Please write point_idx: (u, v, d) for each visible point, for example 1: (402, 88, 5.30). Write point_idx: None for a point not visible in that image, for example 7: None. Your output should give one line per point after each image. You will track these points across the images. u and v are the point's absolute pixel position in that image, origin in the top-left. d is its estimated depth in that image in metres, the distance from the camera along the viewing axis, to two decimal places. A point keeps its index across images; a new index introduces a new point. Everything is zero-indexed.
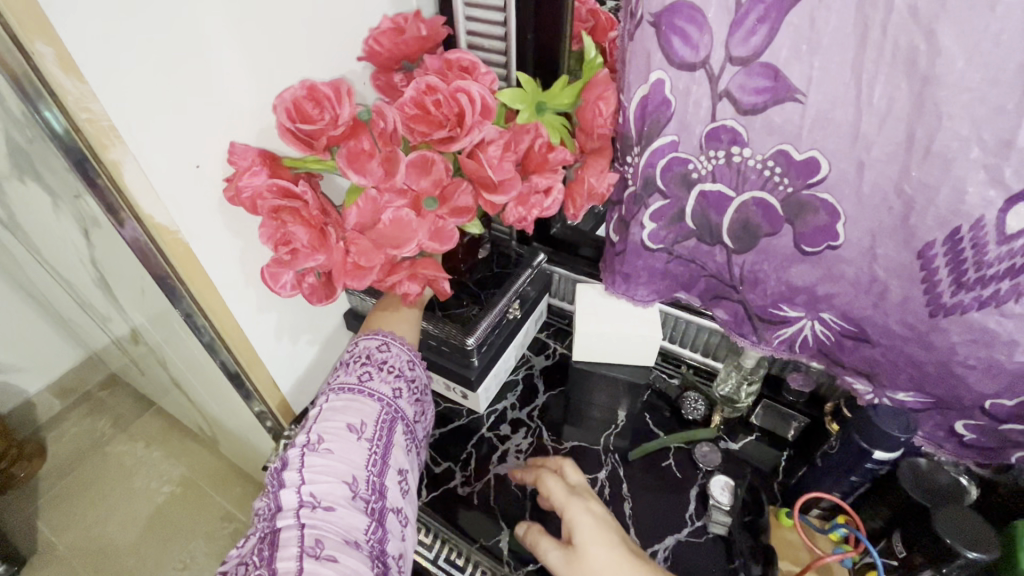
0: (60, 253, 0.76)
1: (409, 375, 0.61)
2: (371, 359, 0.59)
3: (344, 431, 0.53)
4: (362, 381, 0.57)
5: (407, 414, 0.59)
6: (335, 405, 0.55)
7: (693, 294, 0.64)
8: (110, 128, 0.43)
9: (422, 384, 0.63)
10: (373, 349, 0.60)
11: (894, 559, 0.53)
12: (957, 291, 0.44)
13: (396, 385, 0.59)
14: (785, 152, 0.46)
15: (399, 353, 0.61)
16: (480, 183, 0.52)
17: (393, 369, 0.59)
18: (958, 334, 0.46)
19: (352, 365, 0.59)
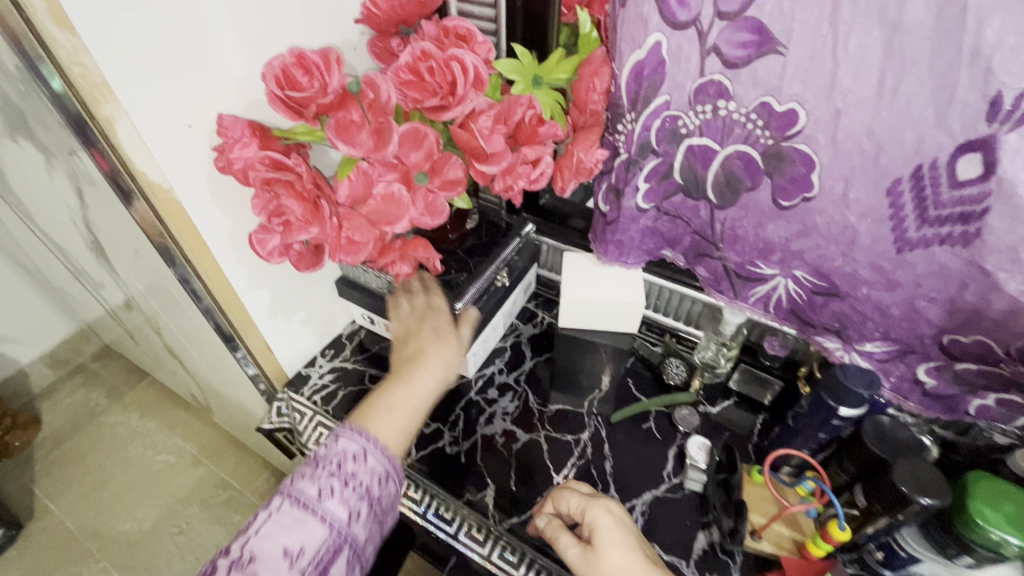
0: (53, 215, 0.76)
1: (377, 493, 0.50)
2: (341, 471, 0.48)
3: (280, 560, 0.44)
4: (320, 497, 0.47)
5: (359, 540, 0.49)
6: (278, 522, 0.45)
7: (678, 251, 0.69)
8: (103, 84, 0.44)
9: (387, 503, 0.51)
10: (347, 456, 0.49)
11: (856, 509, 0.55)
12: (921, 226, 0.49)
13: (358, 508, 0.48)
14: (768, 105, 0.50)
15: (373, 469, 0.49)
16: (471, 153, 0.54)
17: (359, 489, 0.48)
18: (922, 268, 0.51)
19: (314, 471, 0.48)
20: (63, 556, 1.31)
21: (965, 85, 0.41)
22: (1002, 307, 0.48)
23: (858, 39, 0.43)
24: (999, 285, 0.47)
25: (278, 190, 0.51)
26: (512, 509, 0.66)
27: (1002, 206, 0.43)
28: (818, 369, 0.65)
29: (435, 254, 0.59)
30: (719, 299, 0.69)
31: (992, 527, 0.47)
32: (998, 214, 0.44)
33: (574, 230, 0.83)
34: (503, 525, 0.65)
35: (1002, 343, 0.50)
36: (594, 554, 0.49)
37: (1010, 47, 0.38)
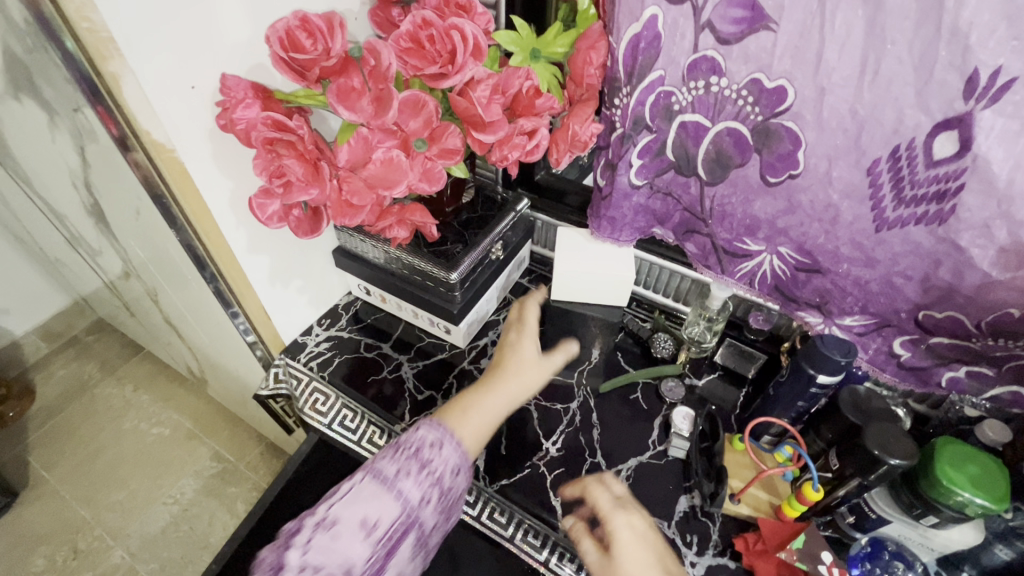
0: (52, 180, 0.77)
1: (446, 484, 0.56)
2: (417, 456, 0.56)
3: (357, 524, 0.52)
4: (397, 477, 0.54)
5: (426, 523, 0.56)
6: (361, 490, 0.54)
7: (669, 228, 0.70)
8: (109, 39, 0.44)
9: (455, 495, 0.58)
10: (426, 442, 0.57)
11: (829, 472, 0.58)
12: (898, 206, 0.51)
13: (426, 493, 0.55)
14: (758, 81, 0.52)
15: (446, 459, 0.56)
16: (469, 121, 0.55)
17: (430, 474, 0.56)
18: (899, 245, 0.53)
19: (397, 453, 0.56)
20: (58, 523, 1.33)
21: (944, 64, 0.42)
22: (973, 282, 0.51)
23: (845, 17, 0.45)
24: (971, 261, 0.50)
25: (280, 151, 0.52)
26: (502, 472, 0.68)
27: (975, 183, 0.45)
28: (799, 343, 0.67)
29: (432, 220, 0.61)
30: (706, 275, 0.72)
31: (961, 490, 0.49)
32: (970, 192, 0.46)
33: (570, 208, 0.84)
34: (491, 486, 0.67)
35: (973, 317, 0.53)
36: (611, 562, 0.50)
37: (986, 27, 0.39)
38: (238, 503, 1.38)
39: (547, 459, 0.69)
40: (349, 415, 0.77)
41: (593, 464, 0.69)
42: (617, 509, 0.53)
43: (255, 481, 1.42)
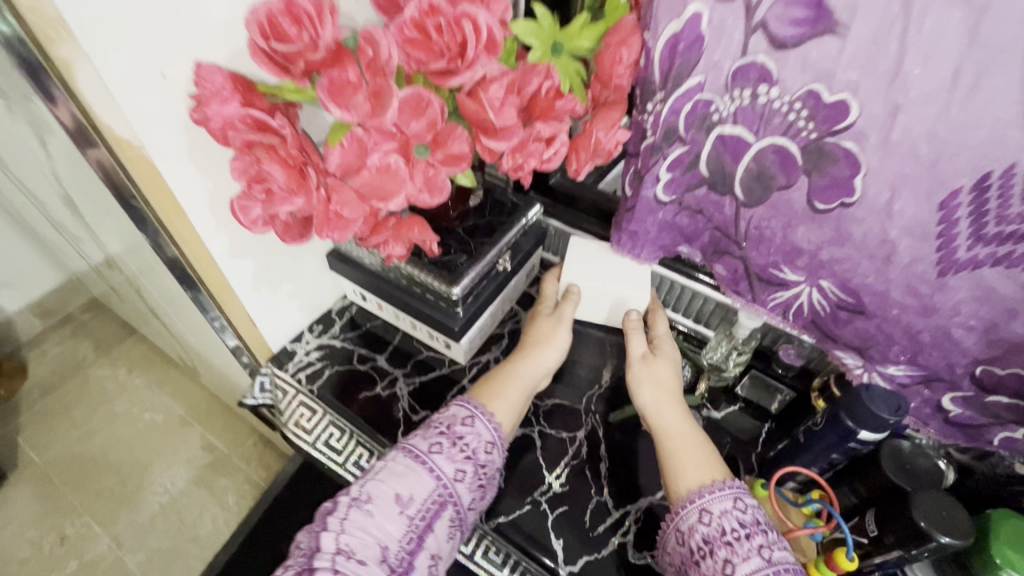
0: (24, 163, 0.71)
1: (480, 459, 0.56)
2: (449, 431, 0.56)
3: (391, 500, 0.51)
4: (430, 452, 0.54)
5: (462, 500, 0.54)
6: (394, 467, 0.53)
7: (696, 248, 0.64)
8: (58, 21, 0.38)
9: (491, 472, 0.57)
10: (457, 419, 0.57)
11: (865, 537, 0.52)
12: (974, 244, 0.44)
13: (461, 467, 0.55)
14: (816, 93, 0.44)
15: (479, 433, 0.57)
16: (479, 125, 0.48)
17: (464, 449, 0.55)
18: (965, 291, 0.46)
19: (430, 430, 0.57)
20: (46, 507, 1.31)
21: None
22: None
23: (932, 26, 0.37)
24: None
25: (260, 154, 0.45)
26: (500, 508, 0.62)
27: None
28: (833, 384, 0.61)
29: (434, 237, 0.54)
30: (732, 299, 0.65)
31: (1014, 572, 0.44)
32: None
33: (589, 214, 0.77)
34: (489, 523, 0.62)
35: None
36: (654, 359, 0.63)
37: None
38: (228, 495, 1.35)
39: (550, 494, 0.64)
40: (335, 433, 0.72)
41: (599, 502, 0.63)
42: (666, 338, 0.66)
43: (247, 472, 1.38)
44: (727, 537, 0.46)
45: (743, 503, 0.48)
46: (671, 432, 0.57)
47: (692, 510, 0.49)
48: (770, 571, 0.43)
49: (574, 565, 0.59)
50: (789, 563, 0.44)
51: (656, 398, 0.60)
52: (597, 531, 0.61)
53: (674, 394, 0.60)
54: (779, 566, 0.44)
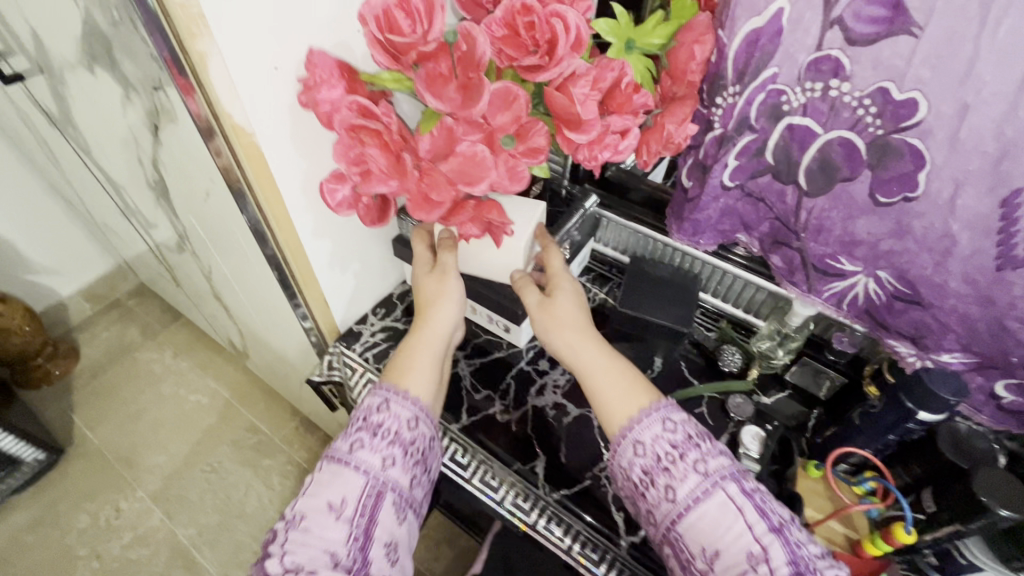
0: (115, 151, 0.76)
1: (404, 438, 0.59)
2: (369, 425, 0.58)
3: (325, 509, 0.53)
4: (351, 451, 0.56)
5: (400, 482, 0.57)
6: (324, 477, 0.55)
7: (754, 237, 0.66)
8: (199, 16, 0.41)
9: (422, 443, 0.61)
10: (372, 409, 0.59)
11: (922, 512, 0.54)
12: None
13: (387, 453, 0.57)
14: (886, 90, 0.46)
15: (397, 415, 0.59)
16: (563, 117, 0.51)
17: (386, 435, 0.58)
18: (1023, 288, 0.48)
19: (351, 431, 0.59)
20: (100, 481, 1.37)
21: None
22: None
23: (1008, 30, 0.40)
24: None
25: (362, 137, 0.49)
26: (562, 481, 0.66)
27: None
28: (886, 370, 0.63)
29: (508, 220, 0.57)
30: (790, 292, 0.68)
31: None
32: None
33: (644, 207, 0.80)
34: (552, 496, 0.65)
35: None
36: (551, 302, 0.61)
37: None
38: (273, 475, 1.40)
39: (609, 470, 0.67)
40: None
41: None
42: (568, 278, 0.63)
43: (290, 454, 1.44)
44: (663, 464, 0.49)
45: (668, 425, 0.51)
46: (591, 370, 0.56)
47: (626, 445, 0.52)
48: (708, 484, 0.48)
49: (635, 536, 0.62)
50: (724, 471, 0.48)
51: (562, 342, 0.58)
52: None
53: (579, 330, 0.59)
54: (715, 476, 0.48)
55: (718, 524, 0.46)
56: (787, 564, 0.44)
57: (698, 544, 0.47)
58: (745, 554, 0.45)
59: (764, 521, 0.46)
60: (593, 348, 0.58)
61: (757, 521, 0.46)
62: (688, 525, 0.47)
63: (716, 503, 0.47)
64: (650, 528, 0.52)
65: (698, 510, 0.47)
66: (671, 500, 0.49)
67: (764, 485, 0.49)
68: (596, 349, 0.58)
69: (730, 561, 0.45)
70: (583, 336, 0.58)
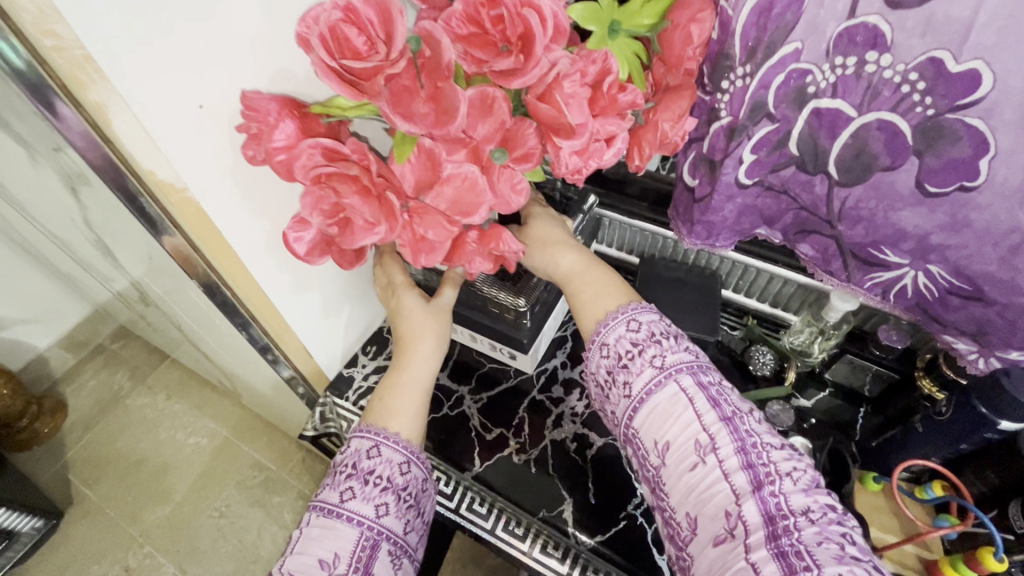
0: (49, 208, 0.67)
1: (399, 482, 0.53)
2: (357, 470, 0.52)
3: (314, 569, 0.47)
4: (342, 502, 0.51)
5: (394, 530, 0.52)
6: (312, 532, 0.49)
7: (776, 229, 0.56)
8: (84, 59, 0.33)
9: (416, 487, 0.55)
10: (361, 454, 0.53)
11: (1012, 534, 0.51)
12: None
13: (381, 501, 0.52)
14: (938, 61, 0.37)
15: (389, 459, 0.53)
16: (549, 127, 0.42)
17: (378, 481, 0.52)
18: None
19: (338, 477, 0.53)
20: (106, 541, 1.31)
21: None
22: None
23: None
24: None
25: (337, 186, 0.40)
26: (595, 525, 0.60)
27: None
28: (943, 364, 0.54)
29: (518, 244, 0.50)
30: (826, 282, 0.57)
31: None
32: None
33: (644, 200, 0.71)
34: (584, 543, 0.59)
35: None
36: (526, 230, 0.59)
37: None
38: (285, 513, 1.35)
39: (645, 506, 0.61)
40: None
41: None
42: (537, 206, 0.63)
43: (300, 488, 1.38)
44: (623, 361, 0.47)
45: (636, 323, 0.49)
46: (575, 269, 0.55)
47: (593, 348, 0.50)
48: (661, 376, 0.45)
49: None
50: (681, 363, 0.46)
51: (551, 254, 0.57)
52: None
53: (564, 243, 0.57)
54: (671, 369, 0.45)
55: (667, 416, 0.44)
56: (736, 454, 0.41)
57: (650, 438, 0.45)
58: (692, 444, 0.43)
59: (715, 411, 0.43)
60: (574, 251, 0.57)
61: (707, 412, 0.43)
62: (642, 417, 0.46)
63: (667, 396, 0.45)
64: (615, 429, 0.50)
65: (649, 404, 0.45)
66: (628, 398, 0.47)
67: (726, 382, 0.47)
68: (577, 252, 0.57)
69: (680, 454, 0.43)
70: (564, 241, 0.58)
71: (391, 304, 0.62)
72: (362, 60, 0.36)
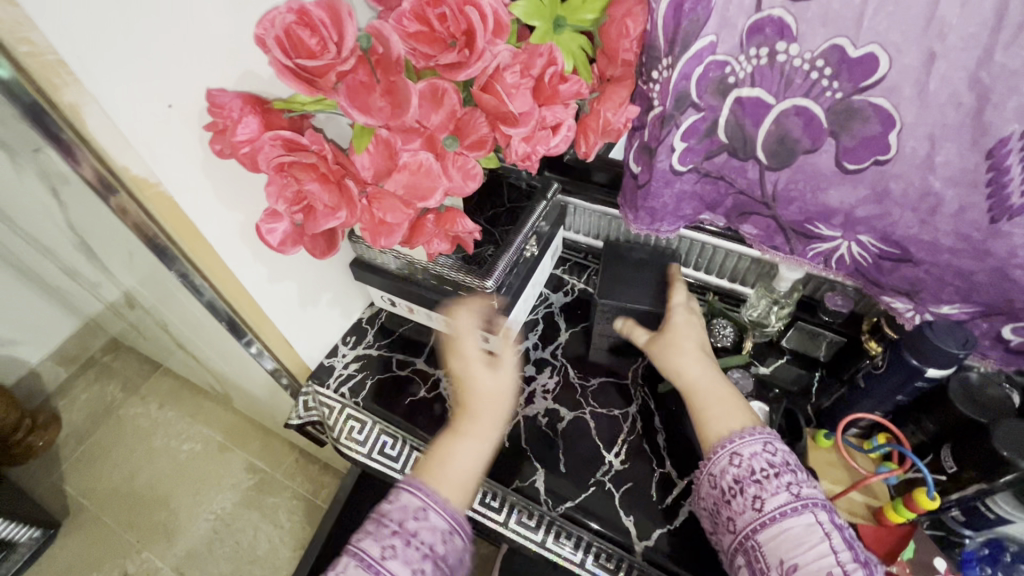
0: (36, 216, 0.70)
1: (440, 551, 0.51)
2: (403, 529, 0.51)
3: None
4: (381, 559, 0.49)
5: None
6: None
7: (719, 214, 0.60)
8: (57, 63, 0.37)
9: (454, 561, 0.52)
10: (409, 512, 0.51)
11: (943, 474, 0.55)
12: None
13: (418, 567, 0.49)
14: (840, 48, 0.41)
15: (433, 525, 0.51)
16: (496, 116, 0.45)
17: (420, 545, 0.50)
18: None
19: (381, 530, 0.50)
20: (103, 550, 1.32)
21: None
22: None
23: None
24: None
25: (297, 174, 0.44)
26: (566, 494, 0.63)
27: None
28: (885, 325, 0.58)
29: (474, 226, 0.53)
30: (772, 256, 0.60)
31: None
32: None
33: (603, 186, 0.74)
34: (556, 510, 0.63)
35: None
36: (664, 335, 0.61)
37: None
38: (280, 513, 1.37)
39: (612, 473, 0.64)
40: (389, 441, 0.74)
41: (664, 474, 0.63)
42: (683, 307, 0.64)
43: (294, 489, 1.40)
44: (756, 476, 0.48)
45: (773, 447, 0.50)
46: (699, 384, 0.57)
47: (723, 454, 0.50)
48: (799, 504, 0.46)
49: (648, 539, 0.59)
50: (817, 497, 0.47)
51: (693, 362, 0.58)
52: (667, 502, 0.61)
53: (705, 356, 0.59)
54: (807, 500, 0.47)
55: (800, 542, 0.45)
56: None
57: (776, 556, 0.45)
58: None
59: (853, 556, 0.45)
60: (704, 363, 0.58)
61: (845, 549, 0.44)
62: (772, 536, 0.46)
63: (802, 524, 0.46)
64: (724, 536, 0.50)
65: (782, 526, 0.46)
66: (756, 512, 0.47)
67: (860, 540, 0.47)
68: (705, 366, 0.58)
69: None
70: (696, 358, 0.59)
71: (454, 369, 0.61)
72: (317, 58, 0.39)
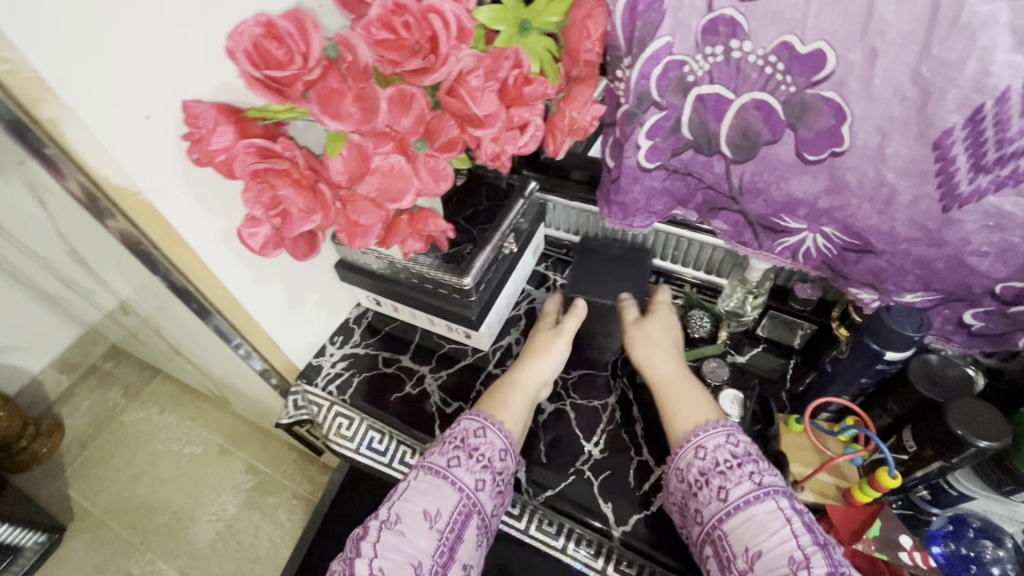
0: (29, 227, 0.72)
1: (498, 467, 0.57)
2: (465, 443, 0.57)
3: (420, 517, 0.51)
4: (449, 466, 0.55)
5: (485, 507, 0.56)
6: (418, 485, 0.54)
7: (690, 209, 0.61)
8: (36, 79, 0.39)
9: (507, 478, 0.59)
10: (470, 431, 0.58)
11: (904, 452, 0.57)
12: (975, 176, 0.42)
13: (480, 476, 0.56)
14: (789, 44, 0.43)
15: (492, 442, 0.58)
16: (463, 119, 0.47)
17: (482, 459, 0.56)
18: (975, 223, 0.44)
19: (446, 445, 0.57)
20: (107, 553, 1.35)
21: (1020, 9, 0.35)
22: None
23: None
24: None
25: (271, 180, 0.46)
26: (546, 482, 0.65)
27: None
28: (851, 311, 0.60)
29: (447, 225, 0.55)
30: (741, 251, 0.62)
31: None
32: None
33: (581, 183, 0.76)
34: (537, 499, 0.65)
35: None
36: (642, 326, 0.66)
37: None
38: (280, 513, 1.39)
39: (592, 462, 0.66)
40: (375, 436, 0.75)
41: (640, 462, 0.65)
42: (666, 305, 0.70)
43: (293, 489, 1.42)
44: (720, 468, 0.51)
45: (735, 439, 0.52)
46: (666, 378, 0.61)
47: (687, 448, 0.53)
48: (760, 491, 0.48)
49: (626, 525, 0.62)
50: (777, 485, 0.49)
51: (665, 358, 0.63)
52: (643, 490, 0.63)
53: (676, 355, 0.64)
54: (768, 488, 0.48)
55: (765, 528, 0.46)
56: None
57: (740, 544, 0.46)
58: (785, 559, 0.44)
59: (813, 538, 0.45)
60: (674, 363, 0.63)
61: (805, 532, 0.45)
62: (737, 523, 0.47)
63: (763, 510, 0.47)
64: (693, 529, 0.52)
65: (745, 513, 0.47)
66: (721, 502, 0.49)
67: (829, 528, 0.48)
68: (675, 363, 0.62)
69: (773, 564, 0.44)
70: (668, 354, 0.63)
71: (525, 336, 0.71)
72: (285, 69, 0.41)
